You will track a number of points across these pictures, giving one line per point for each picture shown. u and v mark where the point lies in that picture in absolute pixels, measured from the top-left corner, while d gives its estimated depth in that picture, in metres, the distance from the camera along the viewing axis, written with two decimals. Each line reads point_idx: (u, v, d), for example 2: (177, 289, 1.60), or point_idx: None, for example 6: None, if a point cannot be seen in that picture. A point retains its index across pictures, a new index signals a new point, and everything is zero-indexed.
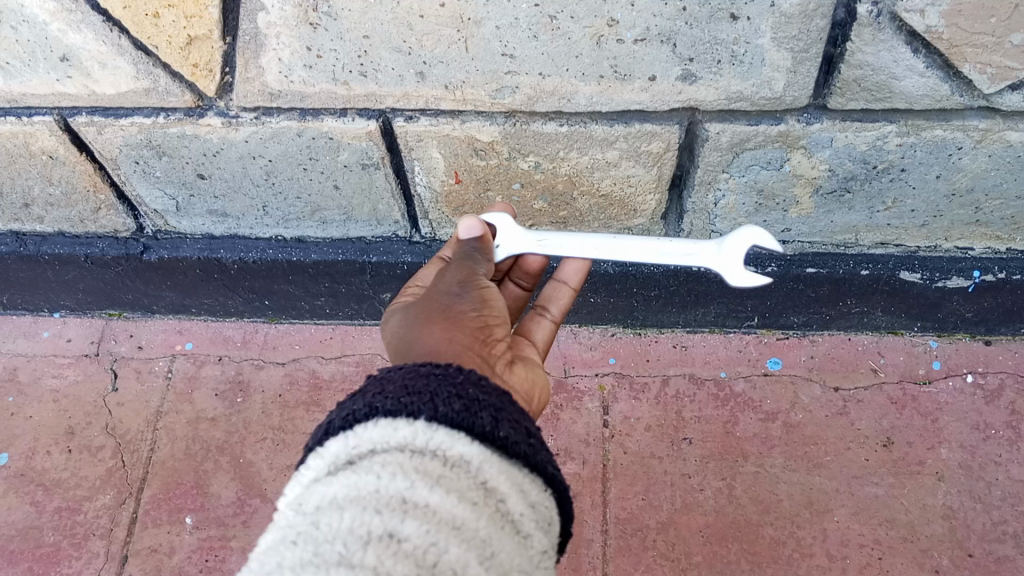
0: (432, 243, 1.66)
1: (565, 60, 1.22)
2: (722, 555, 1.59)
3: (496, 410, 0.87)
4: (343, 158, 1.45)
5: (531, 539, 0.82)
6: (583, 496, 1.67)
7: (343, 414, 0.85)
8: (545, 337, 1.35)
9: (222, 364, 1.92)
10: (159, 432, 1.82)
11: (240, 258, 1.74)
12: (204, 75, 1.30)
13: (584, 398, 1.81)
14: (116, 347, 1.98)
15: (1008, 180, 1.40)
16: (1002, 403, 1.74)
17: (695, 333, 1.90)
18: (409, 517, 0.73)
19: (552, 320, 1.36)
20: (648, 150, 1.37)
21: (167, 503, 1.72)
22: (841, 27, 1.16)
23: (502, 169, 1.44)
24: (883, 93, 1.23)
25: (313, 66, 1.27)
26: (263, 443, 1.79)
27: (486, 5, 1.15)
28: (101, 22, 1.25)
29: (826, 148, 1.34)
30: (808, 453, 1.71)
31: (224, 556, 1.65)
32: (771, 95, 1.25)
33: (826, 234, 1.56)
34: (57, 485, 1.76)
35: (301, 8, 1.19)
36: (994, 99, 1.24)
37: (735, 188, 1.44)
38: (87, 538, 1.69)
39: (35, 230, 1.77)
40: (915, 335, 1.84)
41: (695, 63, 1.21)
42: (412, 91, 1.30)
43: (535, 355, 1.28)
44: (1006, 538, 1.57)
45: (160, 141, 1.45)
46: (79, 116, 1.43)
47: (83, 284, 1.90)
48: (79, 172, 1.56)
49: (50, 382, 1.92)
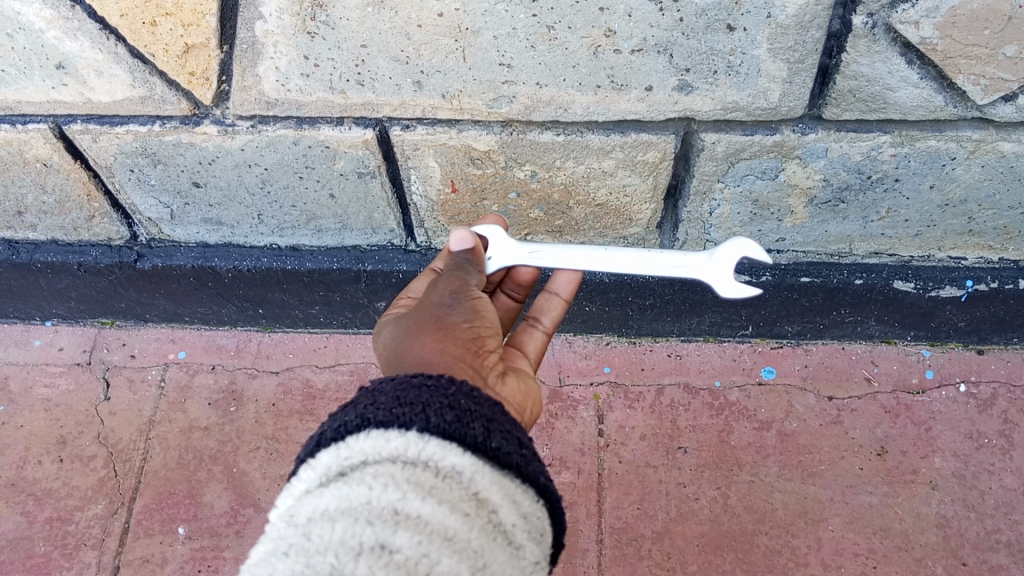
0: (428, 251, 1.66)
1: (562, 71, 1.23)
2: (717, 564, 1.59)
3: (487, 421, 0.87)
4: (339, 166, 1.44)
5: (523, 550, 0.82)
6: (578, 505, 1.67)
7: (335, 425, 0.85)
8: (536, 348, 1.34)
9: (216, 373, 1.91)
10: (152, 441, 1.81)
11: (234, 267, 1.73)
12: (201, 83, 1.30)
13: (579, 407, 1.81)
14: (108, 355, 1.96)
15: (1002, 190, 1.41)
16: (995, 412, 1.75)
17: (690, 342, 1.90)
18: (401, 529, 0.73)
19: (544, 332, 1.35)
20: (644, 160, 1.38)
21: (160, 513, 1.71)
22: (836, 38, 1.17)
23: (498, 177, 1.44)
24: (878, 104, 1.25)
25: (310, 74, 1.27)
26: (257, 453, 1.78)
27: (484, 15, 1.16)
28: (97, 29, 1.25)
29: (821, 158, 1.35)
30: (803, 462, 1.71)
31: (217, 566, 1.64)
32: (767, 106, 1.26)
33: (820, 243, 1.57)
34: (47, 494, 1.75)
35: (299, 17, 1.19)
36: (987, 110, 1.25)
37: (730, 198, 1.45)
38: (79, 548, 1.67)
39: (28, 238, 1.76)
40: (908, 344, 1.85)
41: (691, 74, 1.22)
42: (409, 100, 1.30)
43: (524, 367, 1.27)
44: (1000, 547, 1.58)
45: (156, 149, 1.44)
46: (74, 124, 1.42)
47: (75, 293, 1.89)
48: (73, 180, 1.55)
49: (41, 391, 1.90)
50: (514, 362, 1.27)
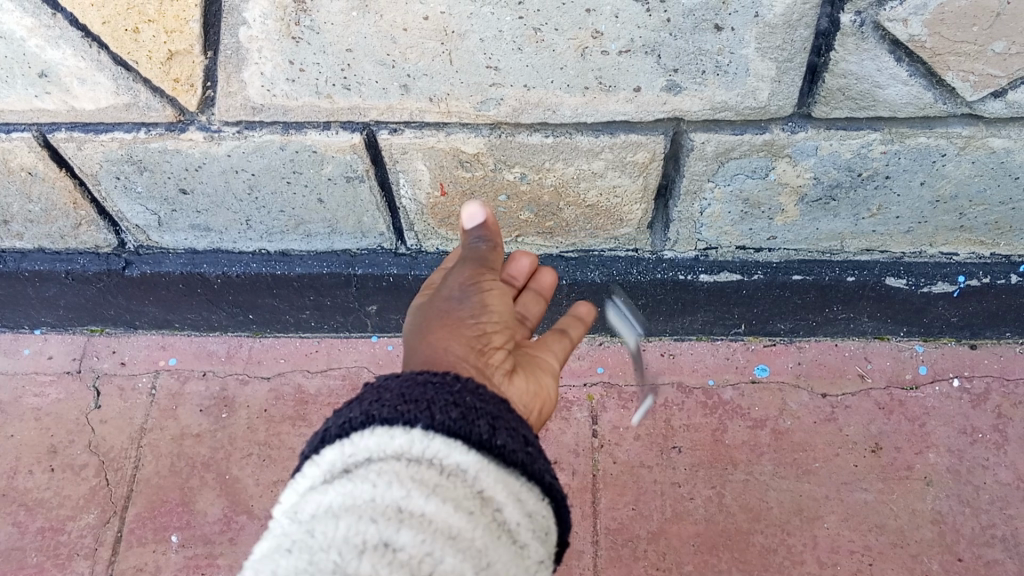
0: (419, 255, 1.65)
1: (550, 72, 1.22)
2: (713, 564, 1.59)
3: (493, 418, 0.86)
4: (327, 171, 1.43)
5: (528, 549, 0.81)
6: (573, 506, 1.66)
7: (339, 421, 0.84)
8: (561, 355, 1.25)
9: (207, 379, 1.90)
10: (143, 449, 1.79)
11: (224, 273, 1.72)
12: (185, 89, 1.29)
13: (573, 408, 1.80)
14: (98, 363, 1.95)
15: (992, 186, 1.41)
16: (988, 407, 1.75)
17: (683, 341, 1.89)
18: (405, 526, 0.72)
19: (570, 342, 1.27)
20: (633, 160, 1.37)
21: (153, 521, 1.69)
22: (824, 37, 1.17)
23: (488, 180, 1.43)
24: (867, 101, 1.24)
25: (296, 79, 1.26)
26: (249, 459, 1.77)
27: (470, 18, 1.15)
28: (80, 37, 1.23)
29: (811, 156, 1.35)
30: (797, 460, 1.71)
31: (210, 574, 1.63)
32: (756, 105, 1.25)
33: (811, 241, 1.57)
34: (39, 504, 1.73)
35: (283, 22, 1.18)
36: (977, 107, 1.25)
37: (721, 197, 1.44)
38: (71, 558, 1.66)
39: (14, 246, 1.74)
40: (901, 340, 1.85)
41: (679, 74, 1.21)
42: (395, 104, 1.29)
43: (547, 368, 1.19)
44: (995, 542, 1.58)
45: (141, 157, 1.43)
46: (58, 132, 1.40)
47: (63, 301, 1.87)
48: (58, 188, 1.54)
49: (31, 401, 1.89)
50: (539, 365, 1.18)
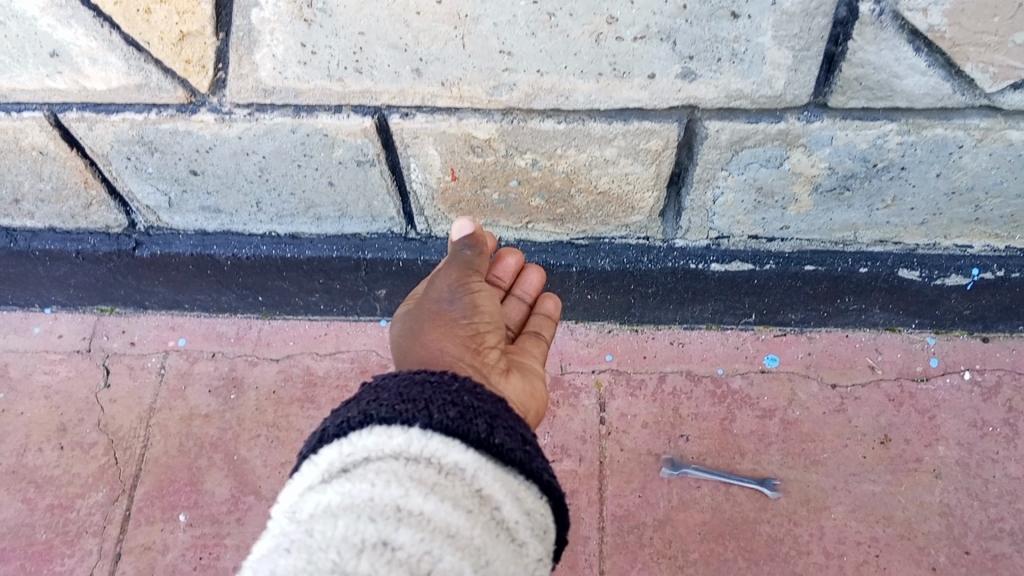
0: (429, 240, 1.65)
1: (563, 58, 1.21)
2: (718, 552, 1.59)
3: (491, 418, 0.86)
4: (338, 154, 1.43)
5: (526, 547, 0.81)
6: (580, 493, 1.67)
7: (338, 421, 0.84)
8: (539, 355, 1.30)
9: (216, 360, 1.91)
10: (152, 428, 1.81)
11: (234, 254, 1.72)
12: (197, 71, 1.28)
13: (581, 395, 1.80)
14: (108, 342, 1.96)
15: (1010, 179, 1.39)
16: (998, 401, 1.74)
17: (693, 330, 1.89)
18: (403, 525, 0.72)
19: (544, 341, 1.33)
20: (647, 147, 1.36)
21: (162, 500, 1.71)
22: (842, 25, 1.14)
23: (499, 166, 1.42)
24: (884, 92, 1.22)
25: (308, 62, 1.25)
26: (258, 440, 1.78)
27: (484, 2, 1.14)
28: (91, 17, 1.23)
29: (826, 146, 1.33)
30: (805, 450, 1.70)
31: (218, 553, 1.65)
32: (771, 93, 1.24)
33: (824, 231, 1.55)
34: (49, 481, 1.75)
35: (295, 4, 1.17)
36: (995, 99, 1.23)
37: (734, 186, 1.43)
38: (81, 535, 1.68)
39: (26, 226, 1.75)
40: (912, 332, 1.84)
41: (695, 61, 1.20)
42: (407, 88, 1.28)
43: (531, 368, 1.24)
44: (1002, 536, 1.58)
45: (152, 137, 1.43)
46: (69, 112, 1.40)
47: (74, 280, 1.88)
48: (69, 168, 1.54)
49: (42, 378, 1.90)
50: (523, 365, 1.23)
